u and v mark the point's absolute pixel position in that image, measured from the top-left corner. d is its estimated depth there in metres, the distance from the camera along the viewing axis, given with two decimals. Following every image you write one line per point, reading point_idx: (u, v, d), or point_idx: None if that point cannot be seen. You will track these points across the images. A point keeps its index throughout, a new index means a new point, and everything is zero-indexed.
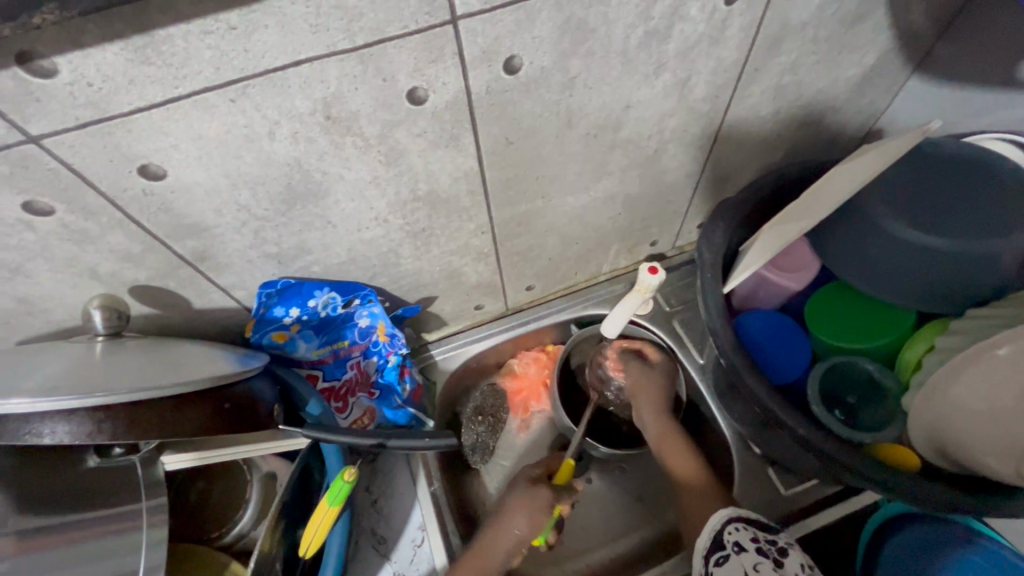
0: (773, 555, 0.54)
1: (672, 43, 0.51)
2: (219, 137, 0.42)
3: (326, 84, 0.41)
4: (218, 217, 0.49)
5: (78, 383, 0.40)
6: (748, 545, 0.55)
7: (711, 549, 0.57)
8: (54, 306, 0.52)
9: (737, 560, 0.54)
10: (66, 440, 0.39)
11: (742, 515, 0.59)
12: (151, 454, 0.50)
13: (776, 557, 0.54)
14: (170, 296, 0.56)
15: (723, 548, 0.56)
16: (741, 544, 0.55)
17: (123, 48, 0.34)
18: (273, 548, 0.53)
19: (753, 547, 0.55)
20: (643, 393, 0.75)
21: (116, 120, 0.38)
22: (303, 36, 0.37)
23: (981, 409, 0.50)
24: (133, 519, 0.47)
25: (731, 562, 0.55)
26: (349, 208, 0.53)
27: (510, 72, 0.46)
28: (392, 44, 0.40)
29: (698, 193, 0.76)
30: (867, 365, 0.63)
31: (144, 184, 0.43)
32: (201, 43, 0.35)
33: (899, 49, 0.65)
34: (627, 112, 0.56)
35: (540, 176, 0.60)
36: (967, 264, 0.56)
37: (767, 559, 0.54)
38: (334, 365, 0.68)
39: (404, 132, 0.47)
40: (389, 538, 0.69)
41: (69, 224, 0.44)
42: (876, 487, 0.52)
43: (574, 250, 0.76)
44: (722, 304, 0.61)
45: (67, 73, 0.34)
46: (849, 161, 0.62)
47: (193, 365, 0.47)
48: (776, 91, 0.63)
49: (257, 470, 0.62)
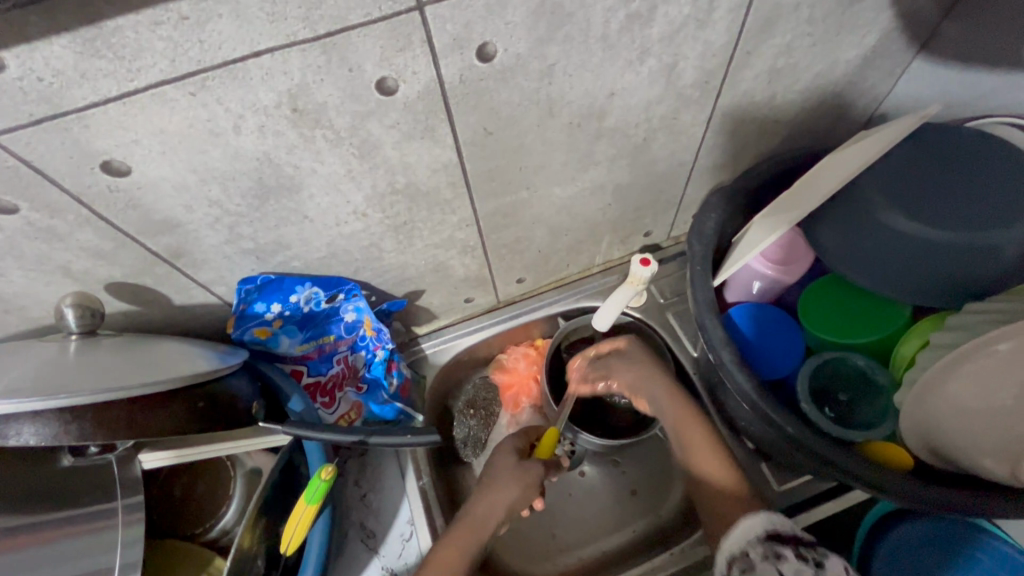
0: (813, 561, 0.48)
1: (656, 27, 0.48)
2: (182, 131, 0.40)
3: (289, 75, 0.40)
4: (189, 213, 0.48)
5: (45, 384, 0.40)
6: (784, 553, 0.49)
7: (734, 557, 0.51)
8: (30, 303, 0.52)
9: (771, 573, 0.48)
10: (32, 442, 0.38)
11: (782, 527, 0.51)
12: (128, 452, 0.51)
13: (817, 563, 0.47)
14: (148, 292, 0.55)
15: (749, 555, 0.50)
16: (778, 554, 0.49)
17: (71, 41, 0.33)
18: (253, 546, 0.53)
19: (788, 553, 0.48)
20: (661, 391, 0.68)
21: (71, 116, 0.37)
22: (260, 25, 0.36)
23: (976, 407, 0.49)
24: (107, 518, 0.48)
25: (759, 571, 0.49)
26: (325, 202, 0.52)
27: (484, 59, 0.45)
28: (356, 32, 0.39)
29: (692, 182, 0.73)
30: (859, 360, 0.61)
31: (108, 181, 0.42)
32: (152, 34, 0.34)
33: (903, 30, 0.61)
34: (611, 99, 0.54)
35: (523, 167, 0.58)
36: (964, 256, 0.53)
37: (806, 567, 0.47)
38: (318, 360, 0.67)
39: (376, 123, 0.46)
40: (378, 532, 0.68)
41: (35, 221, 0.44)
42: (864, 486, 0.51)
43: (564, 241, 0.74)
44: (712, 297, 0.59)
45: (15, 68, 0.33)
46: (847, 148, 0.60)
47: (167, 363, 0.46)
48: (771, 75, 0.60)
49: (242, 466, 0.62)
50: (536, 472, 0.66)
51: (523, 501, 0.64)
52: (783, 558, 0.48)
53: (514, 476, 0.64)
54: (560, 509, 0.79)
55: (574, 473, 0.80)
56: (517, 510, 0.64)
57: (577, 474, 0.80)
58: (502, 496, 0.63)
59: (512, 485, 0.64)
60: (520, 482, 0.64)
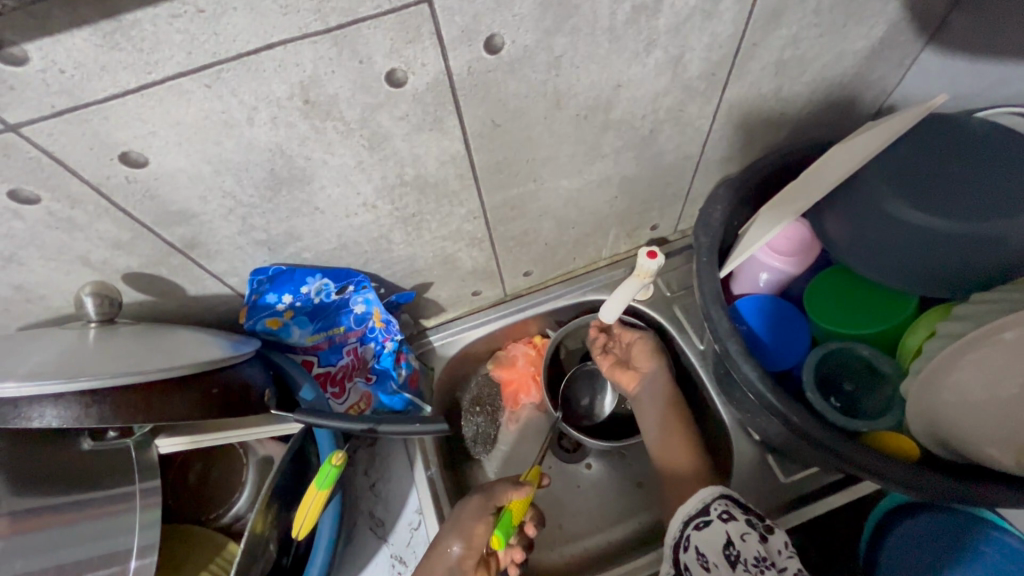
0: (760, 528, 0.54)
1: (662, 19, 0.49)
2: (198, 123, 0.42)
3: (301, 67, 0.40)
4: (204, 204, 0.49)
5: (66, 368, 0.41)
6: (738, 517, 0.55)
7: (695, 512, 0.58)
8: (49, 292, 0.53)
9: (720, 528, 0.55)
10: (55, 424, 0.40)
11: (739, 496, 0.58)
12: (145, 437, 0.52)
13: (764, 531, 0.54)
14: (164, 282, 0.56)
15: (708, 514, 0.57)
16: (732, 514, 0.55)
17: (92, 34, 0.34)
18: (267, 529, 0.54)
19: (740, 517, 0.55)
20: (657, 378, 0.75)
21: (91, 107, 0.38)
22: (273, 18, 0.37)
23: (980, 399, 0.49)
24: (125, 501, 0.49)
25: (712, 527, 0.55)
26: (335, 193, 0.53)
27: (492, 51, 0.45)
28: (366, 24, 0.39)
29: (700, 174, 0.74)
30: (864, 349, 0.61)
31: (126, 171, 0.43)
32: (170, 27, 0.35)
33: (911, 21, 0.61)
34: (618, 91, 0.54)
35: (530, 159, 0.58)
36: (972, 246, 0.53)
37: (754, 530, 0.54)
38: (329, 351, 0.69)
39: (385, 115, 0.47)
40: (387, 520, 0.69)
41: (56, 211, 0.45)
42: (871, 475, 0.51)
43: (570, 234, 0.75)
44: (717, 287, 0.59)
45: (38, 61, 0.35)
46: (853, 140, 0.60)
47: (182, 350, 0.47)
48: (778, 68, 0.61)
49: (254, 454, 0.64)
50: (472, 522, 0.61)
51: (468, 563, 0.59)
52: (735, 518, 0.55)
53: (450, 537, 0.60)
54: (565, 500, 0.79)
55: (579, 466, 0.81)
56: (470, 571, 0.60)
57: (583, 466, 0.81)
58: (441, 542, 0.60)
59: (454, 546, 0.60)
60: (457, 524, 0.61)
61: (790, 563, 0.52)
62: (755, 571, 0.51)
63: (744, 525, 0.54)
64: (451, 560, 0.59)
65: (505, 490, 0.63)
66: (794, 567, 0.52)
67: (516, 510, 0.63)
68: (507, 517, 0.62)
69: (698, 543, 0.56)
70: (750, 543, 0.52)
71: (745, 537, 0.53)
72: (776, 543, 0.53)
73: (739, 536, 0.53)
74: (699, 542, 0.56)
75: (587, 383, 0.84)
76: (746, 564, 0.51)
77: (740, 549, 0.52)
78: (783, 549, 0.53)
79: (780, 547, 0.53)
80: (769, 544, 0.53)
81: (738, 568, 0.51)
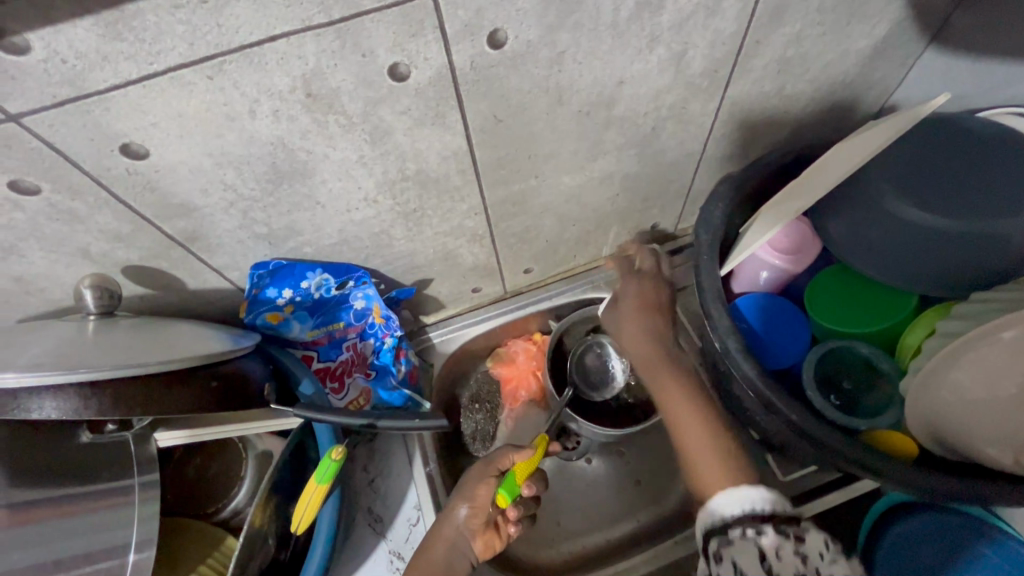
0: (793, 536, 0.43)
1: (666, 15, 0.49)
2: (199, 115, 0.41)
3: (304, 60, 0.40)
4: (205, 198, 0.49)
5: (66, 360, 0.41)
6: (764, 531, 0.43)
7: (717, 529, 0.46)
8: (49, 285, 0.53)
9: (748, 546, 0.43)
10: (54, 415, 0.40)
11: (763, 497, 0.46)
12: (145, 430, 0.52)
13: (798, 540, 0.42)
14: (164, 276, 0.56)
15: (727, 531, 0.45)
16: (757, 525, 0.44)
17: (94, 23, 0.34)
18: (266, 524, 0.54)
19: (769, 529, 0.43)
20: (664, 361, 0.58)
21: (93, 98, 0.38)
22: (276, 10, 0.37)
23: (979, 397, 0.49)
24: (124, 494, 0.49)
25: (737, 547, 0.43)
26: (337, 188, 0.53)
27: (495, 46, 0.45)
28: (369, 17, 0.39)
29: (701, 172, 0.74)
30: (864, 348, 0.61)
31: (127, 164, 0.43)
32: (172, 18, 0.35)
33: (914, 20, 0.61)
34: (620, 87, 0.54)
35: (531, 155, 0.58)
36: (972, 247, 0.54)
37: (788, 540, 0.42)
38: (329, 346, 0.68)
39: (387, 109, 0.47)
40: (385, 516, 0.69)
41: (57, 203, 0.45)
42: (870, 473, 0.51)
43: (572, 231, 0.75)
44: (717, 285, 0.59)
45: (40, 50, 0.34)
46: (856, 138, 0.60)
47: (181, 343, 0.47)
48: (781, 65, 0.60)
49: (253, 448, 0.64)
50: (473, 485, 0.61)
51: (475, 522, 0.60)
52: (761, 530, 0.43)
53: (453, 509, 0.61)
54: (564, 497, 0.79)
55: (579, 462, 0.81)
56: (480, 533, 0.60)
57: (583, 462, 0.81)
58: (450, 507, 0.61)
59: (458, 508, 0.61)
60: (463, 490, 0.62)
61: (835, 570, 0.41)
62: None
63: (774, 534, 0.43)
64: (457, 521, 0.60)
65: (504, 453, 0.63)
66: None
67: (522, 468, 0.61)
68: (511, 476, 0.61)
69: (729, 561, 0.43)
70: (785, 557, 0.41)
71: (779, 550, 0.42)
72: (813, 546, 0.42)
73: (772, 551, 0.42)
74: (729, 559, 0.43)
75: (591, 364, 0.82)
76: None
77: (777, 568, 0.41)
78: (825, 553, 0.42)
79: (822, 552, 0.42)
80: (806, 549, 0.42)
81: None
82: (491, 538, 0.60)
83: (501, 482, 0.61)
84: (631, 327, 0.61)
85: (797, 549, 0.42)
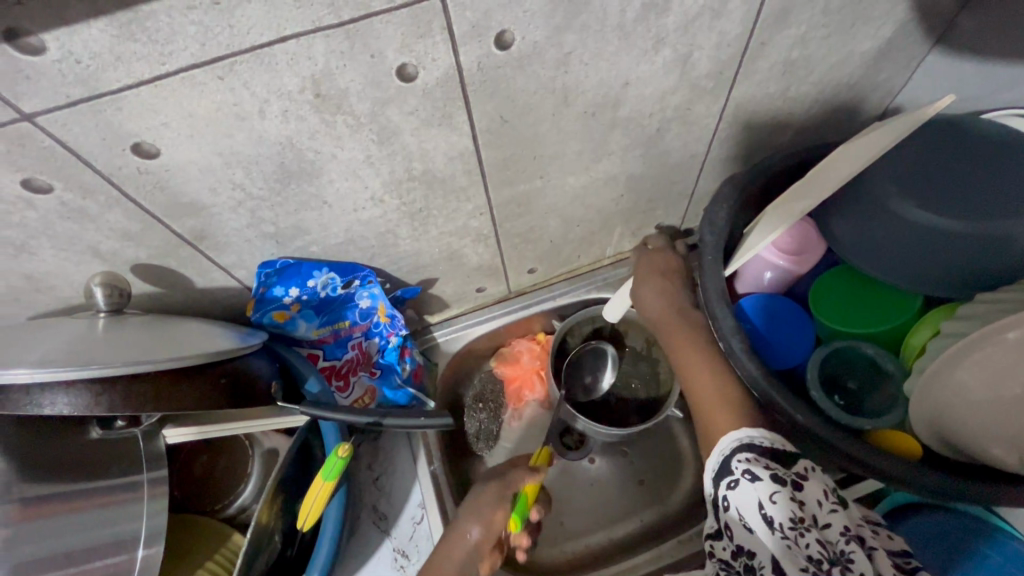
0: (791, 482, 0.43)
1: (671, 16, 0.49)
2: (210, 115, 0.42)
3: (313, 61, 0.41)
4: (214, 197, 0.49)
5: (77, 356, 0.41)
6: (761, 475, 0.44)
7: (721, 470, 0.47)
8: (59, 283, 0.54)
9: (749, 491, 0.44)
10: (66, 411, 0.40)
11: (760, 440, 0.47)
12: (153, 428, 0.53)
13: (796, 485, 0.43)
14: (172, 274, 0.57)
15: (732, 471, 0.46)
16: (755, 472, 0.44)
17: (108, 24, 0.34)
18: (271, 521, 0.55)
19: (766, 474, 0.44)
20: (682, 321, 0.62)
21: (106, 98, 0.38)
22: (287, 11, 0.37)
23: (985, 398, 0.49)
24: (134, 491, 0.51)
25: (740, 491, 0.44)
26: (344, 187, 0.53)
27: (502, 47, 0.45)
28: (378, 18, 0.40)
29: (705, 174, 0.74)
30: (868, 349, 0.61)
31: (138, 163, 0.44)
32: (185, 19, 0.35)
33: (919, 22, 0.61)
34: (626, 89, 0.55)
35: (537, 156, 0.59)
36: (977, 248, 0.54)
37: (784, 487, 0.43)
38: (334, 345, 0.69)
39: (395, 110, 0.47)
40: (389, 514, 0.70)
41: (68, 202, 0.46)
42: (876, 474, 0.52)
43: (576, 231, 0.75)
44: (722, 286, 0.60)
45: (55, 50, 0.35)
46: (860, 139, 0.60)
47: (189, 341, 0.48)
48: (786, 67, 0.61)
49: (259, 446, 0.64)
50: (490, 508, 0.59)
51: (485, 547, 0.58)
52: (758, 477, 0.44)
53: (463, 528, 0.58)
54: (567, 497, 0.79)
55: (583, 462, 0.81)
56: (487, 555, 0.59)
57: (586, 461, 0.81)
58: (458, 529, 0.59)
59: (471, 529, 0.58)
60: (475, 512, 0.59)
61: (833, 519, 0.42)
62: (793, 538, 0.41)
63: (771, 483, 0.43)
64: (468, 545, 0.57)
65: (520, 476, 0.62)
66: (839, 524, 0.42)
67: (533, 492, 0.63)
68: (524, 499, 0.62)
69: (733, 506, 0.45)
70: (782, 505, 0.42)
71: (774, 500, 0.42)
72: (812, 495, 0.43)
73: (768, 500, 0.43)
74: (733, 503, 0.45)
75: (592, 361, 0.82)
76: (785, 531, 0.42)
77: (774, 514, 0.42)
78: (824, 501, 0.43)
79: (819, 499, 0.43)
80: (803, 497, 0.43)
81: (776, 534, 0.42)
82: (496, 557, 0.61)
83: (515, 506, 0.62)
84: (649, 289, 0.66)
85: (795, 496, 0.43)
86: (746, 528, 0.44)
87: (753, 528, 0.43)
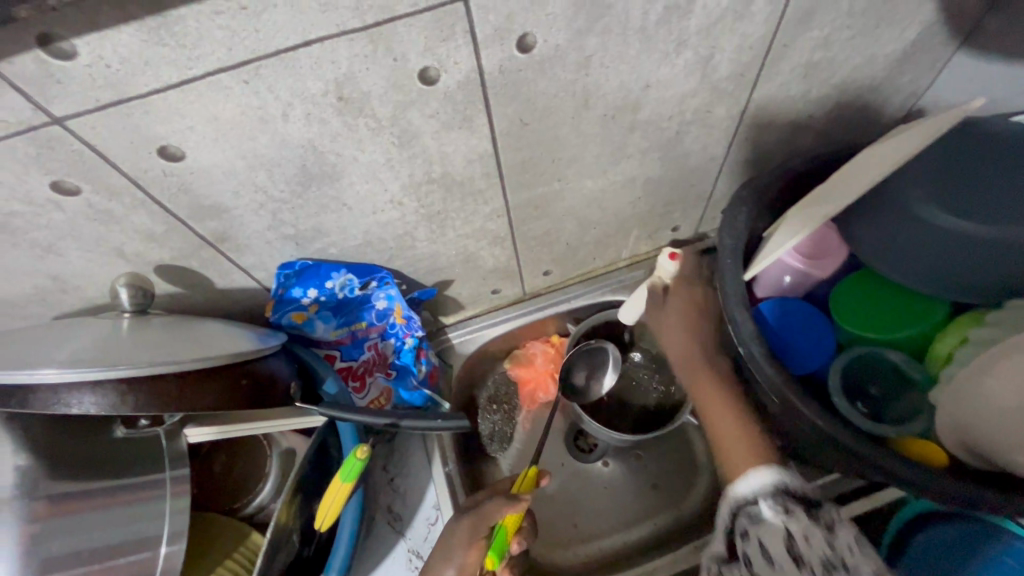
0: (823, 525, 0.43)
1: (693, 19, 0.49)
2: (234, 119, 0.42)
3: (337, 65, 0.41)
4: (236, 199, 0.50)
5: (104, 357, 0.42)
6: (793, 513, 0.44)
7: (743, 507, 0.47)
8: (84, 283, 0.55)
9: (777, 525, 0.44)
10: (92, 410, 0.40)
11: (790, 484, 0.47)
12: (175, 426, 0.54)
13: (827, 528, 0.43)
14: (194, 275, 0.57)
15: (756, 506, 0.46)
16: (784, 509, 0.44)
17: (138, 29, 0.35)
18: (290, 521, 0.55)
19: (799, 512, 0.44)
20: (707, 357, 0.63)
21: (134, 102, 0.39)
22: (312, 15, 0.37)
23: (1011, 406, 0.46)
24: (156, 488, 0.51)
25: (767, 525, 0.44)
26: (363, 190, 0.53)
27: (523, 50, 0.45)
28: (402, 22, 0.40)
29: (723, 177, 0.73)
30: (894, 355, 0.60)
31: (164, 165, 0.44)
32: (212, 23, 0.36)
33: (945, 23, 0.60)
34: (646, 91, 0.54)
35: (555, 159, 0.59)
36: (1008, 252, 0.52)
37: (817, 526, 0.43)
38: (352, 345, 0.69)
39: (416, 112, 0.47)
40: (404, 516, 0.70)
41: (95, 204, 0.46)
42: (898, 482, 0.50)
43: (593, 234, 0.75)
44: (742, 290, 0.59)
45: (85, 55, 0.35)
46: (884, 141, 0.59)
47: (211, 342, 0.48)
48: (807, 69, 0.60)
49: (277, 446, 0.65)
50: (463, 550, 0.57)
51: None
52: (788, 514, 0.44)
53: (460, 551, 0.57)
54: (581, 501, 0.79)
55: (597, 465, 0.81)
56: None
57: (600, 464, 0.81)
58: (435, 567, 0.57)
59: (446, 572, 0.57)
60: (449, 552, 0.57)
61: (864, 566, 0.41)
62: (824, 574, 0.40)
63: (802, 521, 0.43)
64: None
65: (496, 508, 0.59)
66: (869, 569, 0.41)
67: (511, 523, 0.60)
68: (501, 535, 0.59)
69: (757, 542, 0.44)
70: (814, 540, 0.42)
71: (808, 538, 0.42)
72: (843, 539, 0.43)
73: (802, 537, 0.42)
74: (758, 540, 0.44)
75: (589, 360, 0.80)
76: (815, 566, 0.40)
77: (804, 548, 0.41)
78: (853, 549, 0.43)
79: (850, 545, 0.43)
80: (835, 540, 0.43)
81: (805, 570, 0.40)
82: None
83: (492, 541, 0.59)
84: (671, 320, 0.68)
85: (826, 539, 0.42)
86: (769, 562, 0.42)
87: (776, 560, 0.42)
